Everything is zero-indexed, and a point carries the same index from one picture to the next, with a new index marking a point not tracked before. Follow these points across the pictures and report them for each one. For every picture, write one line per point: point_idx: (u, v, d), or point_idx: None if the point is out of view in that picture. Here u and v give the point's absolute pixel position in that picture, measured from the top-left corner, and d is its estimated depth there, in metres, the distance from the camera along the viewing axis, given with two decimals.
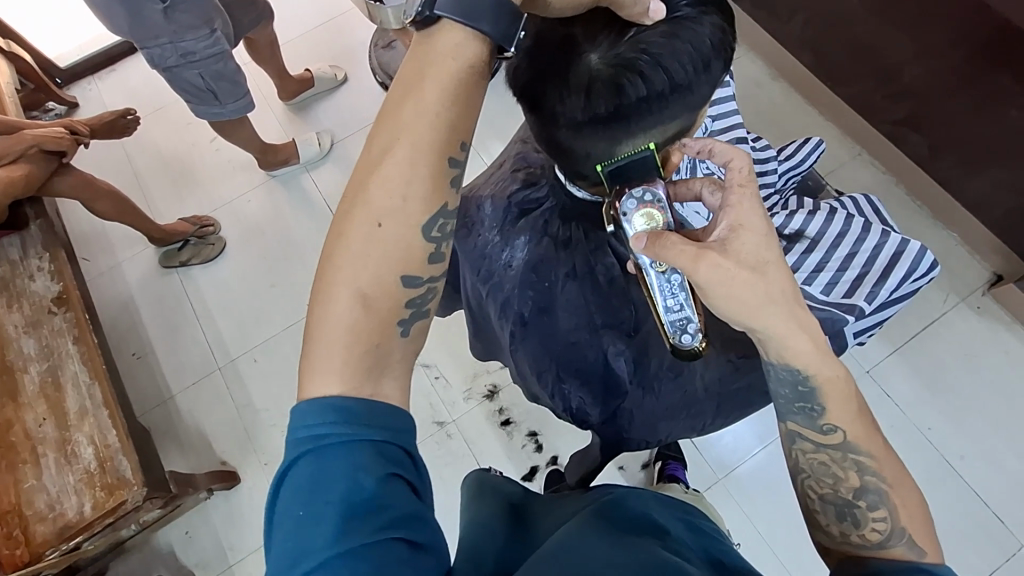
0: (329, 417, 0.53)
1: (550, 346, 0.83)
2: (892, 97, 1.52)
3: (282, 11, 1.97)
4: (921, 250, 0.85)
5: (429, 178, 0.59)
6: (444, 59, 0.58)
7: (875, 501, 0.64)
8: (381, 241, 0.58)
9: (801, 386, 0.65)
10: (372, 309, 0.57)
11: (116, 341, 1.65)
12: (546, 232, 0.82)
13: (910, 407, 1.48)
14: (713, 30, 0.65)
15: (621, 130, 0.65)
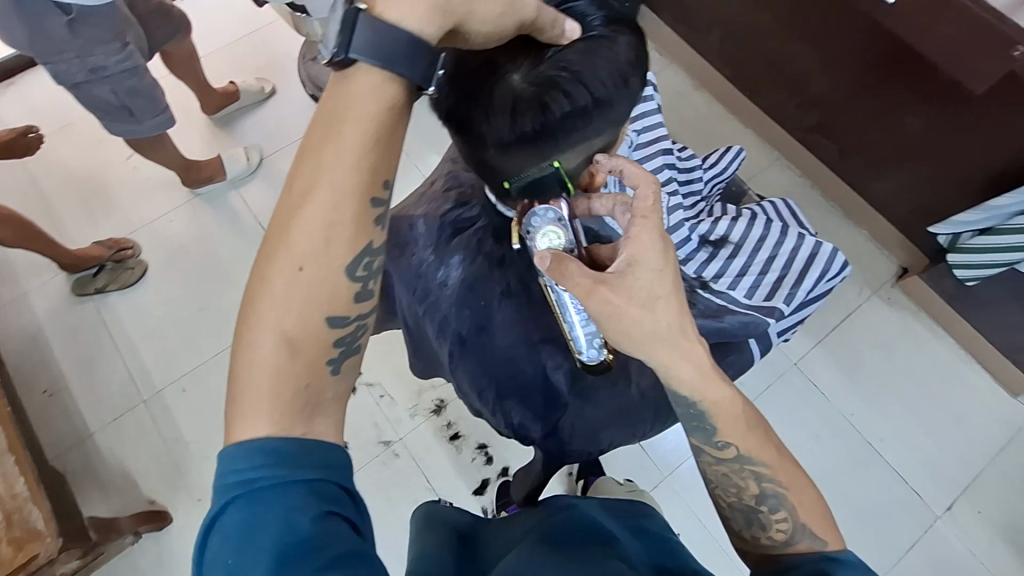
0: (261, 459, 0.52)
1: (489, 364, 0.82)
2: (803, 106, 1.62)
3: (201, 21, 1.89)
4: (832, 252, 0.93)
5: (353, 221, 0.57)
6: (362, 100, 0.55)
7: (775, 505, 0.68)
8: (305, 283, 0.56)
9: (692, 408, 0.66)
10: (298, 353, 0.55)
11: (23, 379, 1.51)
12: (479, 250, 0.83)
13: (834, 395, 1.58)
14: (630, 46, 0.66)
15: (549, 149, 0.65)
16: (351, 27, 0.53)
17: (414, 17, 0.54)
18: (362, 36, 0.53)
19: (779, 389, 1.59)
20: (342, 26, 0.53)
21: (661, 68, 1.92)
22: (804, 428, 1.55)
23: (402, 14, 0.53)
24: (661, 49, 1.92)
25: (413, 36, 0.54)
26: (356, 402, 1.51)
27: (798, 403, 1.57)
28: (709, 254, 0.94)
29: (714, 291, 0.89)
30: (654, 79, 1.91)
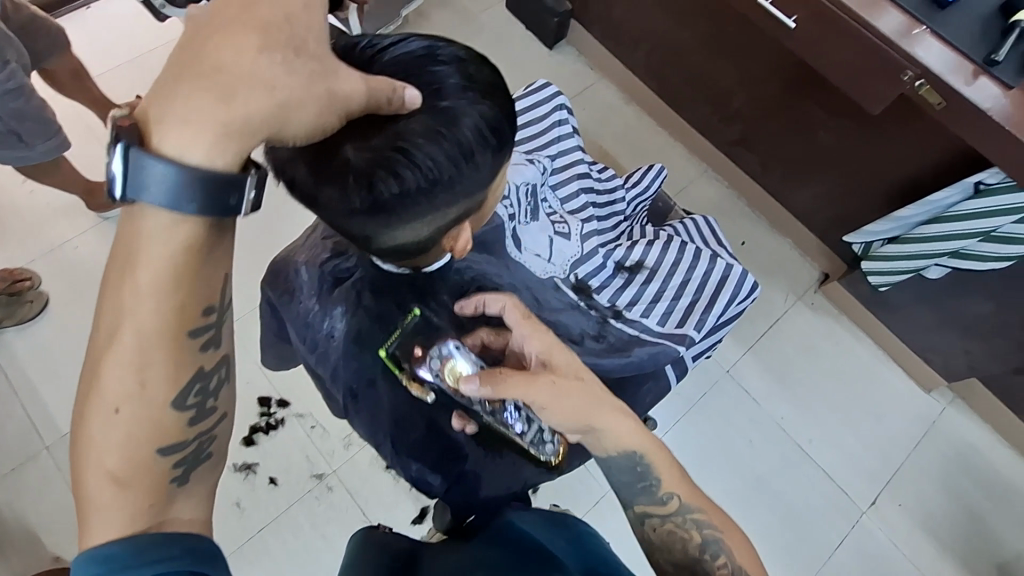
0: (97, 568, 0.50)
1: (382, 419, 0.88)
2: (726, 120, 1.65)
3: (100, 23, 1.71)
4: (740, 275, 1.06)
5: (169, 359, 0.56)
6: (149, 243, 0.52)
7: (717, 550, 0.73)
8: (123, 422, 0.54)
9: (638, 466, 0.76)
10: (128, 485, 0.54)
11: None
12: (359, 303, 0.85)
13: (765, 400, 1.62)
14: (478, 124, 0.65)
15: (384, 218, 0.67)
16: (126, 167, 0.49)
17: (198, 149, 0.50)
18: (136, 174, 0.49)
19: (713, 397, 1.62)
20: (110, 158, 0.49)
21: (592, 80, 1.92)
22: (736, 434, 1.59)
23: (181, 147, 0.49)
24: (591, 62, 1.92)
25: (195, 170, 0.50)
26: (286, 435, 1.42)
27: (730, 411, 1.61)
28: (624, 280, 1.06)
29: (629, 320, 1.03)
30: (587, 91, 1.91)
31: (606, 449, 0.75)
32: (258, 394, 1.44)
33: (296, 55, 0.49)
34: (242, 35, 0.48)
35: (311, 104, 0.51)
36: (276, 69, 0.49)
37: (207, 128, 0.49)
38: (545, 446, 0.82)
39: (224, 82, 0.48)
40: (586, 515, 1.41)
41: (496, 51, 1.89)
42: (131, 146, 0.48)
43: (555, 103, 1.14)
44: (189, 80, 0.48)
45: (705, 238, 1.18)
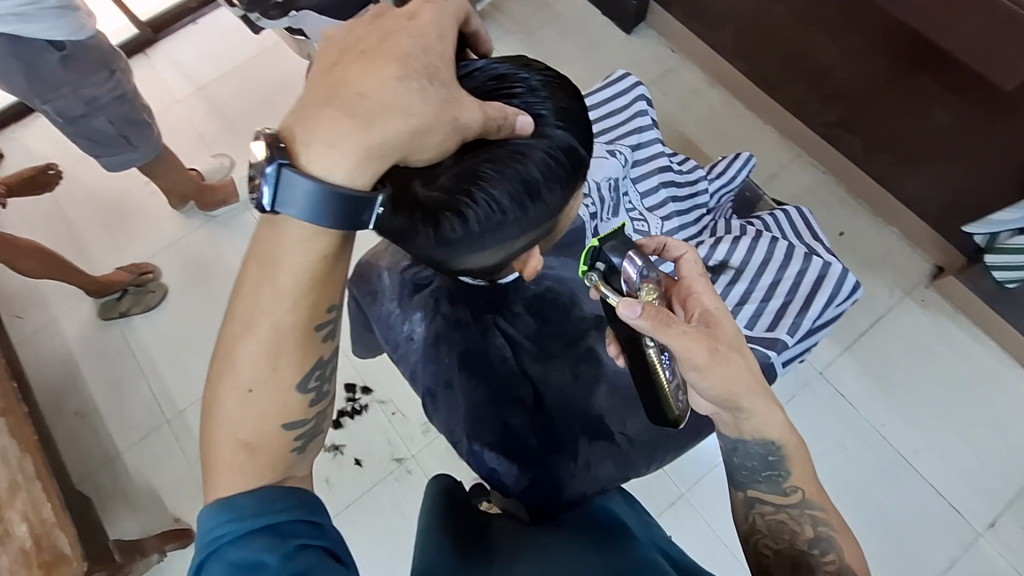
0: (224, 517, 0.56)
1: (457, 418, 0.87)
2: (825, 99, 1.52)
3: (207, 38, 1.86)
4: (842, 274, 1.00)
5: (300, 351, 0.62)
6: (290, 250, 0.58)
7: (827, 547, 0.69)
8: (255, 404, 0.62)
9: (771, 457, 0.71)
10: (257, 453, 0.61)
11: (53, 404, 1.55)
12: (438, 310, 0.89)
13: (862, 405, 1.49)
14: (556, 160, 0.63)
15: (450, 253, 0.64)
16: (278, 183, 0.53)
17: (338, 170, 0.53)
18: (289, 190, 0.53)
19: (804, 400, 1.50)
20: (263, 175, 0.53)
21: (675, 63, 1.83)
22: (828, 439, 1.47)
23: (326, 168, 0.53)
24: (673, 45, 1.83)
25: (333, 188, 0.53)
26: (370, 419, 1.49)
27: (825, 416, 1.49)
28: (708, 281, 1.02)
29: None
30: (669, 75, 1.82)
31: (743, 433, 0.69)
32: (345, 380, 1.53)
33: (430, 81, 0.54)
34: (386, 66, 0.52)
35: (440, 131, 0.54)
36: (413, 94, 0.53)
37: (349, 151, 0.53)
38: (678, 400, 0.70)
39: (366, 108, 0.52)
40: (659, 514, 1.37)
41: (575, 39, 1.85)
42: (285, 165, 0.52)
43: (635, 92, 1.11)
44: (338, 108, 0.53)
45: (793, 234, 1.13)
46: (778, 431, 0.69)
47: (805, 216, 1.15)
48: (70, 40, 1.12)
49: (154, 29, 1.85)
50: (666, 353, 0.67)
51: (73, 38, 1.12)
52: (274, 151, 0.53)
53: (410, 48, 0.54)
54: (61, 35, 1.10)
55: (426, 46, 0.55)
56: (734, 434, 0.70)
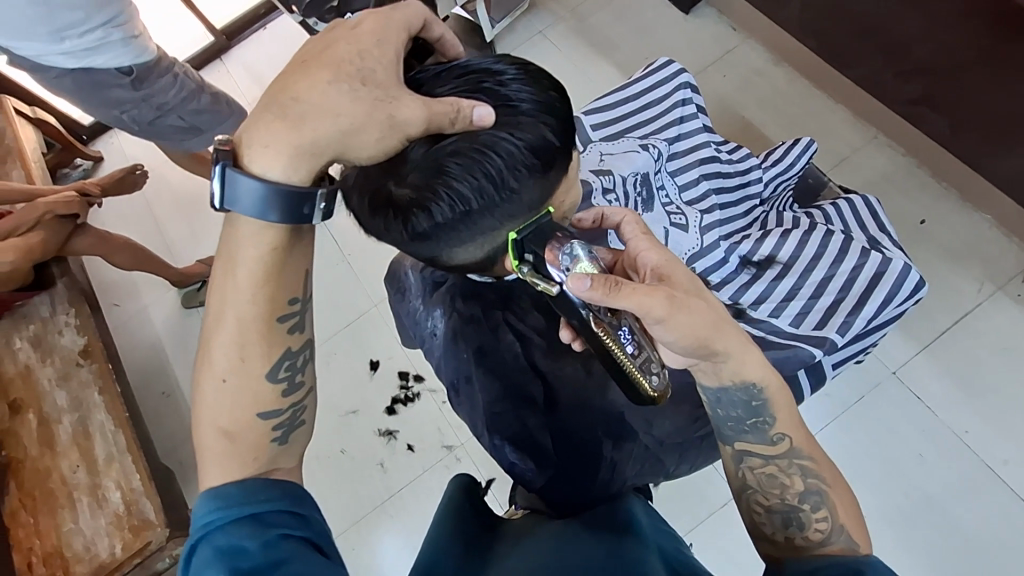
0: (214, 504, 0.58)
1: (478, 412, 0.89)
2: (902, 75, 1.38)
3: (274, 42, 1.96)
4: (903, 271, 0.93)
5: (262, 342, 0.65)
6: (244, 244, 0.63)
7: (817, 503, 0.68)
8: (229, 393, 0.65)
9: (754, 402, 0.70)
10: (236, 441, 0.64)
11: (144, 383, 1.71)
12: (453, 307, 0.89)
13: (940, 410, 1.37)
14: (519, 149, 0.65)
15: (432, 244, 0.70)
16: (228, 183, 0.59)
17: (277, 168, 0.59)
18: (237, 187, 0.59)
19: (874, 401, 1.40)
20: (213, 175, 0.59)
21: (737, 42, 1.73)
22: (901, 444, 1.36)
23: (265, 166, 0.59)
24: (734, 23, 1.73)
25: (275, 185, 0.59)
26: (421, 407, 1.54)
27: (895, 419, 1.38)
28: (751, 276, 0.97)
29: (755, 320, 0.93)
30: (731, 55, 1.72)
31: (721, 380, 0.70)
32: (398, 368, 1.59)
33: (363, 84, 0.56)
34: (317, 72, 0.56)
35: (373, 129, 0.56)
36: (343, 96, 0.56)
37: (284, 149, 0.58)
38: (652, 378, 0.67)
39: (296, 113, 0.56)
40: (713, 514, 1.34)
41: (630, 23, 1.79)
42: (228, 165, 0.59)
43: (677, 80, 1.07)
44: (273, 111, 0.57)
45: (856, 225, 1.05)
46: (758, 372, 0.69)
47: (870, 205, 1.07)
48: (136, 63, 1.25)
49: (229, 36, 1.97)
50: (625, 325, 0.65)
51: (139, 60, 1.25)
52: (220, 154, 0.59)
53: (346, 56, 0.57)
54: (128, 60, 1.23)
55: (362, 50, 0.57)
56: (715, 384, 0.70)
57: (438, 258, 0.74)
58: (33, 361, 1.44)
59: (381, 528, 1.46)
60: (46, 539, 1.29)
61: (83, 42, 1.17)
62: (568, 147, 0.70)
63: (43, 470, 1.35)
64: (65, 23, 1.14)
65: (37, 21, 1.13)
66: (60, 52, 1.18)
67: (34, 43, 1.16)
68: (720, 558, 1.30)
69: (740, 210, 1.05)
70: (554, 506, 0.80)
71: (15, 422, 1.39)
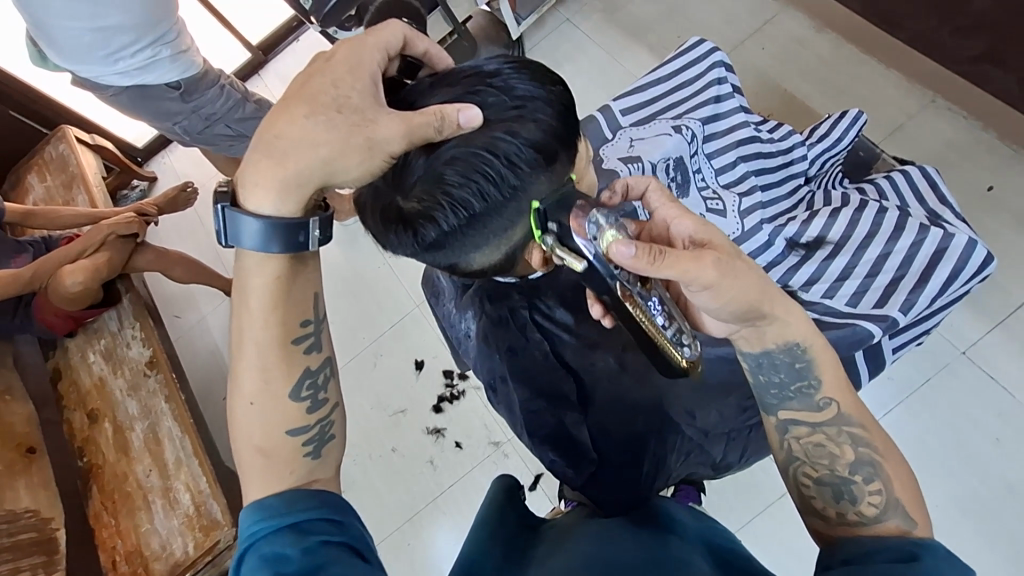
0: (256, 517, 0.60)
1: (515, 412, 0.88)
2: (960, 32, 1.27)
3: (307, 53, 2.02)
4: (965, 246, 0.86)
5: (280, 360, 0.67)
6: (253, 276, 0.66)
7: (870, 474, 0.65)
8: (257, 414, 0.67)
9: (798, 363, 0.68)
10: (271, 458, 0.65)
11: (207, 390, 1.80)
12: (483, 309, 0.87)
13: (1021, 389, 1.27)
14: (518, 146, 0.63)
15: (446, 254, 0.69)
16: (227, 226, 0.62)
17: (268, 203, 0.61)
18: (235, 223, 0.62)
19: (943, 384, 1.31)
20: (216, 218, 0.63)
21: (775, 12, 1.64)
22: (974, 428, 1.27)
23: (257, 203, 0.61)
24: None
25: (268, 220, 0.61)
26: (467, 403, 1.56)
27: (967, 399, 1.29)
28: (800, 258, 0.92)
29: (807, 302, 0.89)
30: (767, 27, 1.64)
31: (764, 343, 0.68)
32: (442, 366, 1.61)
33: (339, 112, 0.57)
34: (294, 107, 0.57)
35: (353, 154, 0.57)
36: (321, 127, 0.56)
37: (273, 184, 0.60)
38: (684, 348, 0.66)
39: (279, 149, 0.58)
40: (770, 508, 1.30)
41: (658, 2, 1.73)
42: (226, 206, 0.62)
43: (710, 59, 1.03)
44: (260, 150, 0.59)
45: (914, 198, 0.98)
46: (801, 330, 0.67)
47: (930, 175, 0.99)
48: (183, 79, 1.31)
49: (264, 51, 2.04)
50: (654, 296, 0.66)
51: (186, 75, 1.31)
52: (220, 197, 0.63)
53: (320, 87, 0.57)
54: (175, 76, 1.29)
55: (336, 79, 0.57)
56: (756, 348, 0.69)
57: (456, 268, 0.73)
58: (106, 373, 1.54)
59: (435, 526, 1.49)
60: (128, 538, 1.38)
61: (136, 61, 1.24)
62: (568, 135, 0.67)
63: (121, 474, 1.44)
64: (117, 45, 1.21)
65: (93, 45, 1.20)
66: (115, 71, 1.25)
67: (93, 65, 1.24)
68: (784, 550, 1.26)
69: (784, 190, 1.01)
70: (598, 500, 0.76)
71: (94, 431, 1.50)
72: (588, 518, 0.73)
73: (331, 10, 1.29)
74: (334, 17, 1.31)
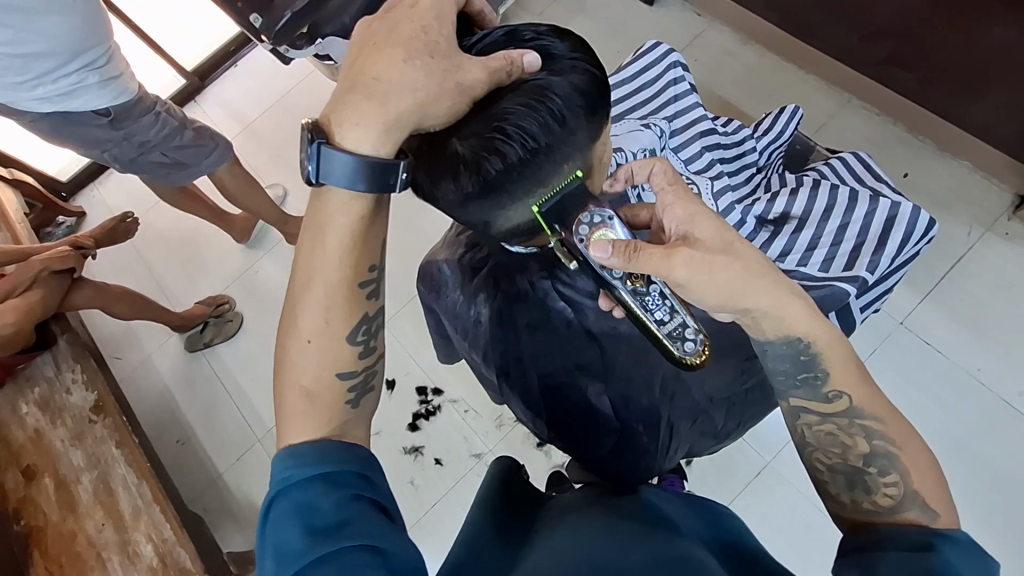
0: (291, 463, 0.61)
1: (533, 392, 0.87)
2: (868, 38, 1.43)
3: (245, 78, 1.97)
4: (912, 212, 0.95)
5: (345, 302, 0.67)
6: (335, 214, 0.64)
7: (886, 466, 0.68)
8: (313, 354, 0.67)
9: (803, 356, 0.69)
10: (316, 400, 0.65)
11: (157, 432, 1.69)
12: (497, 289, 0.86)
13: (953, 353, 1.40)
14: (574, 90, 0.63)
15: (499, 201, 0.64)
16: (318, 163, 0.61)
17: (367, 142, 0.60)
18: (326, 163, 0.60)
19: (887, 354, 1.43)
20: (305, 154, 0.60)
21: (703, 27, 1.78)
22: (919, 391, 1.39)
23: (356, 141, 0.60)
24: (699, 8, 1.78)
25: (365, 159, 0.60)
26: (444, 418, 1.54)
27: (911, 365, 1.41)
28: (771, 233, 1.00)
29: (787, 270, 0.96)
30: (696, 41, 1.77)
31: (765, 333, 0.69)
32: (415, 383, 1.58)
33: (433, 58, 0.58)
34: (392, 51, 0.58)
35: (446, 99, 0.59)
36: (417, 71, 0.58)
37: (372, 126, 0.59)
38: (687, 344, 0.66)
39: (379, 92, 0.58)
40: (746, 487, 1.36)
41: (597, 20, 1.84)
42: (321, 142, 0.60)
43: (667, 60, 1.10)
44: (358, 93, 0.59)
45: (854, 178, 1.08)
46: (801, 327, 0.67)
47: (863, 159, 1.09)
48: (114, 105, 1.23)
49: (200, 76, 1.98)
50: (655, 289, 0.65)
51: (117, 102, 1.22)
52: (312, 133, 0.60)
53: (413, 33, 0.59)
54: (105, 103, 1.21)
55: (426, 25, 0.59)
56: (760, 337, 0.70)
57: (502, 222, 0.68)
58: (43, 425, 1.40)
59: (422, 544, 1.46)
60: None
61: (58, 87, 1.16)
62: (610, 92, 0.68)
63: (67, 534, 1.31)
64: (37, 70, 1.13)
65: (9, 70, 1.12)
66: (33, 97, 1.17)
67: (9, 91, 1.16)
68: (767, 526, 1.32)
69: (740, 179, 1.08)
70: (605, 477, 0.83)
71: (32, 489, 1.35)
72: (598, 499, 0.77)
73: (284, 27, 1.28)
74: (286, 35, 1.30)
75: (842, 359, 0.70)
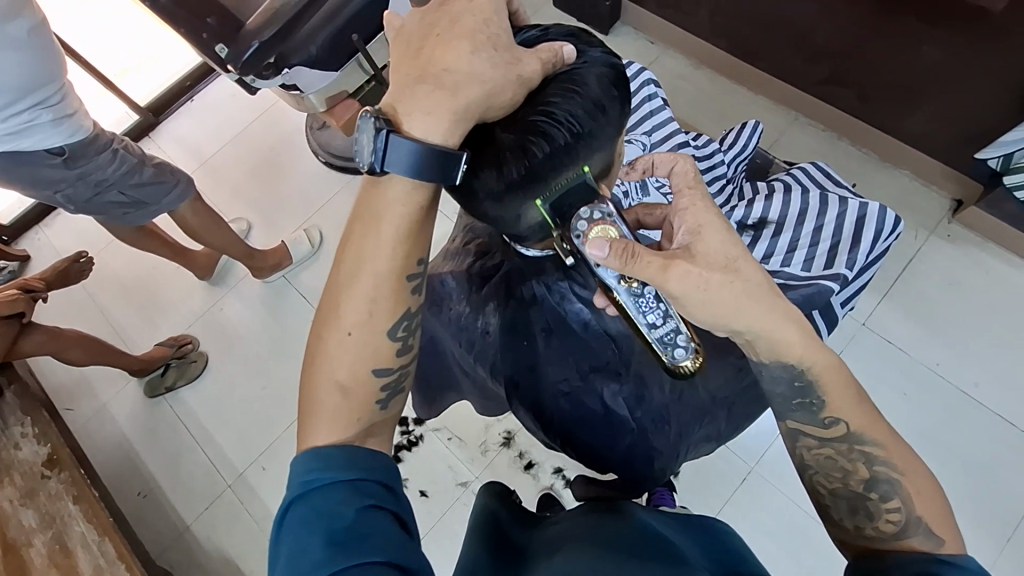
0: (314, 465, 0.59)
1: (546, 399, 0.86)
2: (812, 59, 1.54)
3: (204, 112, 1.93)
4: (879, 211, 1.01)
5: (393, 293, 0.67)
6: (391, 204, 0.64)
7: (887, 491, 0.70)
8: (355, 345, 0.67)
9: (797, 382, 0.71)
10: (352, 396, 0.66)
11: (116, 486, 1.57)
12: (509, 296, 0.87)
13: (915, 348, 1.48)
14: (611, 79, 0.62)
15: (540, 189, 0.61)
16: (384, 152, 0.61)
17: (437, 132, 0.60)
18: (391, 153, 0.61)
19: (857, 354, 1.49)
20: (371, 141, 0.60)
21: (656, 55, 1.87)
22: (888, 386, 1.45)
23: (426, 130, 0.60)
24: (651, 36, 1.87)
25: (430, 147, 0.59)
26: (427, 449, 1.49)
27: (877, 364, 1.48)
28: (752, 237, 1.05)
29: (772, 271, 1.01)
30: (652, 67, 1.85)
31: (759, 357, 0.71)
32: None
33: (497, 49, 0.59)
34: (458, 43, 0.59)
35: (508, 90, 0.59)
36: (484, 62, 0.59)
37: (443, 115, 0.59)
38: (677, 350, 0.66)
39: (450, 81, 0.59)
40: (734, 493, 1.37)
41: None
42: (389, 130, 0.60)
43: (641, 79, 1.16)
44: (428, 82, 0.60)
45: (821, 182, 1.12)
46: (795, 354, 0.69)
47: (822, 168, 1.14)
48: (68, 143, 1.18)
49: (154, 112, 1.92)
50: (649, 291, 0.65)
51: (72, 140, 1.17)
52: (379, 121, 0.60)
53: (476, 26, 0.60)
54: (58, 141, 1.16)
55: (486, 19, 0.60)
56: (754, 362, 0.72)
57: (536, 216, 0.64)
58: None
59: None
60: None
61: (6, 126, 1.09)
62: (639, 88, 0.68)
63: None
64: None
65: None
66: None
67: None
68: (756, 533, 1.33)
69: (715, 190, 1.12)
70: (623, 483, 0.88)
71: None
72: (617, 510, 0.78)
73: (251, 57, 1.24)
74: (254, 65, 1.26)
75: (839, 388, 0.72)
